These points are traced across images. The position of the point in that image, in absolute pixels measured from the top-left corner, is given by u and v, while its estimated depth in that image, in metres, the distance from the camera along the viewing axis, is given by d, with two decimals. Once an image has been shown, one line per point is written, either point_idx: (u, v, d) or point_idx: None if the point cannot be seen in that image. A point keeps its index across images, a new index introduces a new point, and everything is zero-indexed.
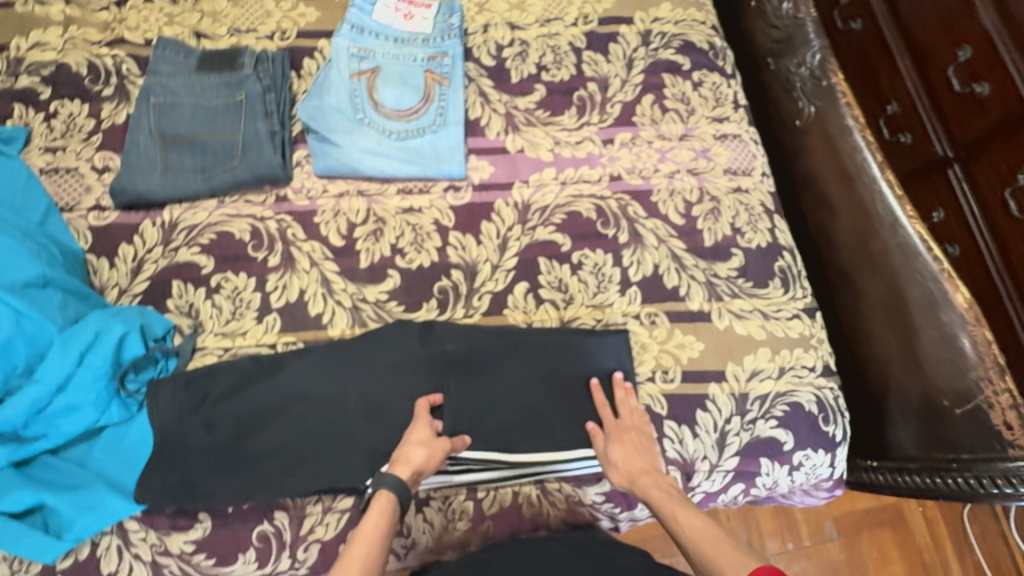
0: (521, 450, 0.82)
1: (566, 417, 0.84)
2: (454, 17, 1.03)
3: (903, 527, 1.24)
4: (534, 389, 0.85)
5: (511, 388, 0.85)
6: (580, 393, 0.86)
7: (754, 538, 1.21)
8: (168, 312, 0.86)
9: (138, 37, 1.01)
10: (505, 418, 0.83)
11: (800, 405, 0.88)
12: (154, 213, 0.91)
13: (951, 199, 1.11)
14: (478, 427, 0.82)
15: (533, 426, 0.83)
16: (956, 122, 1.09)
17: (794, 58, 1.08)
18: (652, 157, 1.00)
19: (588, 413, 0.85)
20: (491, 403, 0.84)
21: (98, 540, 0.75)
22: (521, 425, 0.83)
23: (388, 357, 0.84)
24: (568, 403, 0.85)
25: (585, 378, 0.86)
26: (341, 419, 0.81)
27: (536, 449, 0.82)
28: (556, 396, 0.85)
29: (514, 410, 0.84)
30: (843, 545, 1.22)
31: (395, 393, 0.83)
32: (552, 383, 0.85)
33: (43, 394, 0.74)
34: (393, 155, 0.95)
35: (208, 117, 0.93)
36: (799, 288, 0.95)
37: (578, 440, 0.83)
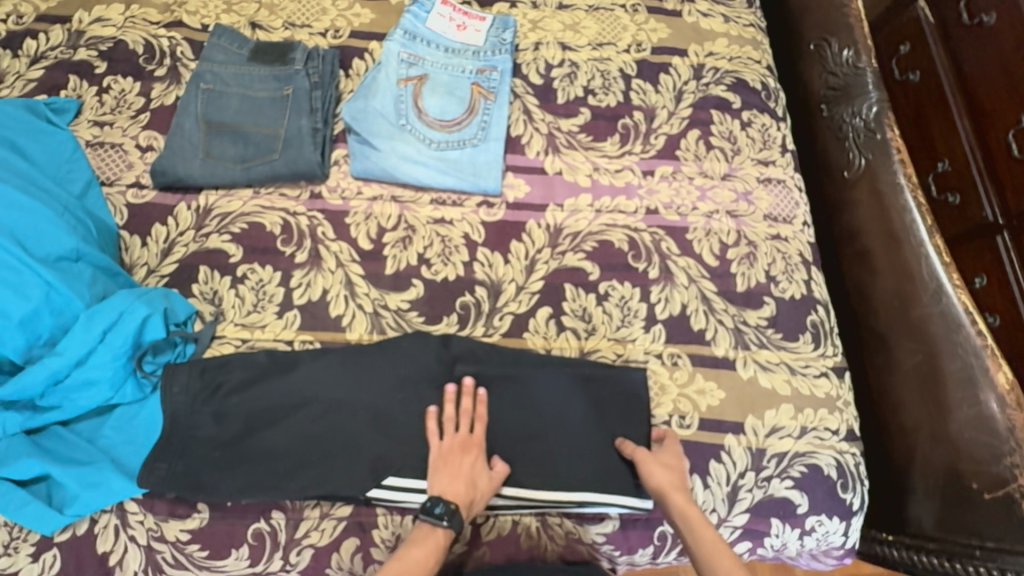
0: (524, 484, 0.80)
1: (576, 453, 0.82)
2: (507, 32, 1.02)
3: None
4: (545, 420, 0.83)
5: (521, 416, 0.83)
6: (593, 430, 0.83)
7: None
8: (192, 297, 0.87)
9: (196, 22, 1.03)
10: (513, 447, 0.81)
11: (819, 468, 0.85)
12: (191, 197, 0.92)
13: (998, 268, 1.07)
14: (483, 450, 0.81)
15: (540, 459, 0.81)
16: (1012, 191, 1.05)
17: (850, 108, 1.05)
18: (692, 195, 0.98)
19: (598, 452, 0.82)
20: (499, 428, 0.82)
21: (97, 517, 0.76)
22: (528, 457, 0.81)
23: (402, 368, 0.83)
24: (579, 439, 0.83)
25: (599, 413, 0.84)
26: (348, 426, 0.80)
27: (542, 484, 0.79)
28: (568, 429, 0.83)
29: (523, 439, 0.82)
30: None
31: (405, 406, 0.82)
32: (565, 416, 0.83)
33: (62, 368, 0.74)
34: (431, 164, 0.94)
35: (253, 108, 0.94)
36: (829, 345, 0.92)
37: (585, 480, 0.80)
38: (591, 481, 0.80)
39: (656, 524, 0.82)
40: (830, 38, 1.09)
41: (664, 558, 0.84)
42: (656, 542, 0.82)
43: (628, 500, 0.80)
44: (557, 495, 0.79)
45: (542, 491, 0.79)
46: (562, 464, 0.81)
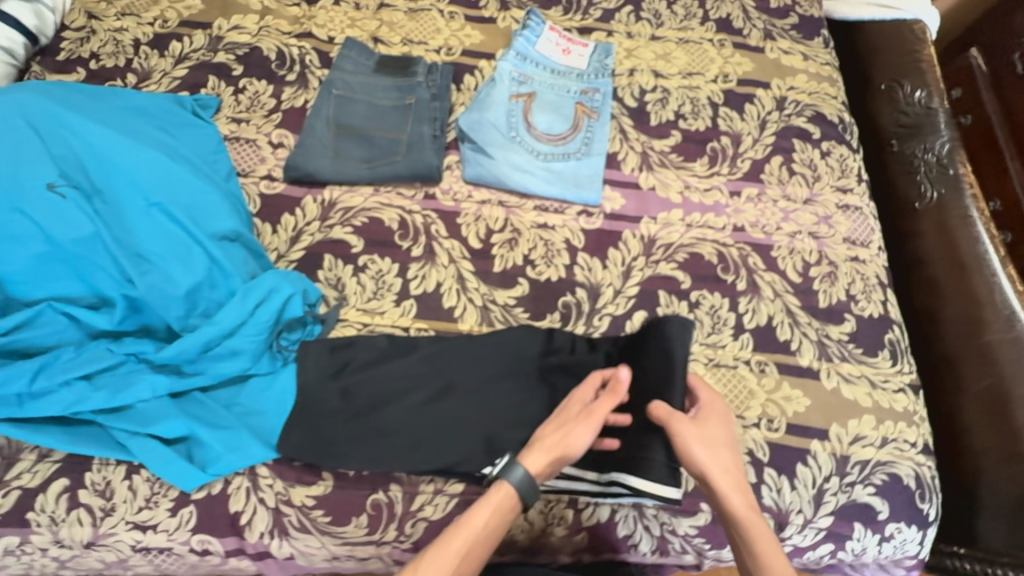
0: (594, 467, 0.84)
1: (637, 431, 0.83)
2: (609, 58, 1.12)
3: None
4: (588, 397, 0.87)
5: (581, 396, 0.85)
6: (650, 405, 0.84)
7: None
8: (319, 282, 0.94)
9: (323, 34, 1.12)
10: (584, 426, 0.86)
11: (898, 477, 0.90)
12: (316, 191, 1.00)
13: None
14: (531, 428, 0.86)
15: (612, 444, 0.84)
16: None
17: (921, 144, 1.13)
18: (776, 216, 1.05)
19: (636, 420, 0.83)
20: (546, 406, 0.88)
21: (230, 479, 0.81)
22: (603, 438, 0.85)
23: (511, 356, 0.90)
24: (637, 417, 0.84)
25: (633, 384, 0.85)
26: (463, 407, 0.86)
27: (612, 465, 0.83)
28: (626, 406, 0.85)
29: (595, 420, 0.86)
30: None
31: (513, 390, 0.88)
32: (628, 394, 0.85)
33: (216, 336, 0.80)
34: (538, 173, 1.02)
35: (378, 115, 1.03)
36: (906, 362, 0.97)
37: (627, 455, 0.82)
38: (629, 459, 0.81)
39: None
40: (902, 80, 1.18)
41: None
42: None
43: (664, 491, 0.78)
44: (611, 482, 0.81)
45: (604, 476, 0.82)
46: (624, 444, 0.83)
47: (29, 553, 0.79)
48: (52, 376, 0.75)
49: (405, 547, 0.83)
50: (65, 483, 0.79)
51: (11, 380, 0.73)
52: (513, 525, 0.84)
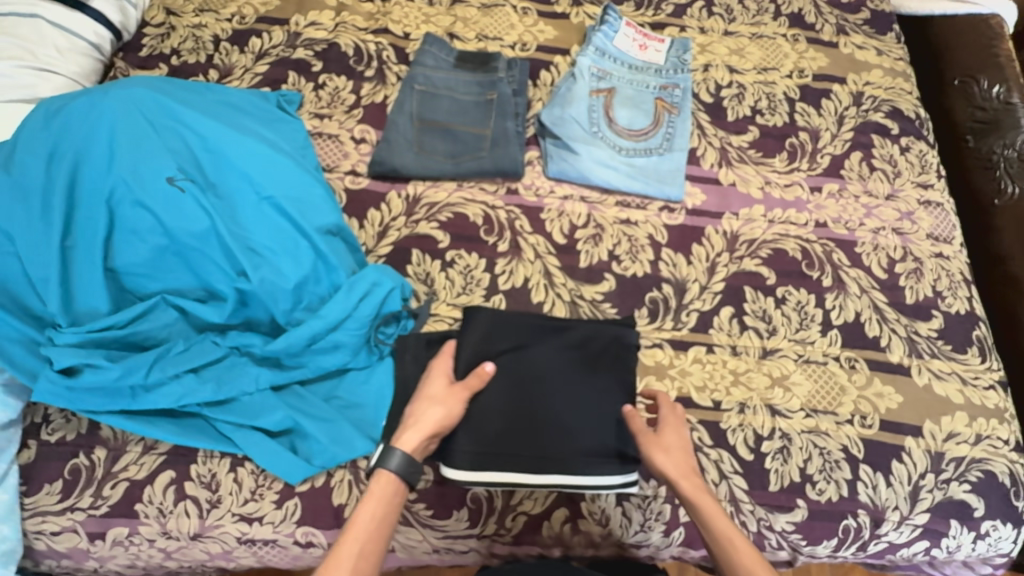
0: (535, 467, 0.80)
1: (589, 417, 0.84)
2: (687, 53, 1.11)
3: None
4: (504, 398, 0.83)
5: (488, 401, 0.82)
6: (595, 378, 0.86)
7: None
8: (408, 276, 0.94)
9: (400, 30, 1.13)
10: (534, 422, 0.82)
11: (993, 474, 0.89)
12: (400, 186, 1.00)
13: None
14: (473, 443, 0.80)
15: (544, 437, 0.82)
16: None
17: (1001, 139, 1.13)
18: (858, 212, 1.04)
19: (538, 405, 0.83)
20: (481, 415, 0.81)
21: (333, 472, 0.81)
22: (526, 434, 0.82)
23: (590, 353, 0.87)
24: (555, 397, 0.84)
25: (501, 380, 0.83)
26: (549, 404, 0.84)
27: (563, 461, 0.81)
28: (562, 392, 0.85)
29: (546, 416, 0.83)
30: None
31: (591, 389, 0.86)
32: (548, 381, 0.85)
33: (321, 329, 0.81)
34: (620, 169, 1.02)
35: (461, 110, 1.04)
36: (994, 359, 0.97)
37: (551, 447, 0.82)
38: (555, 452, 0.81)
39: (840, 517, 0.86)
40: (978, 75, 1.18)
41: (844, 552, 0.87)
42: (840, 534, 0.86)
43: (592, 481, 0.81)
44: (557, 478, 0.80)
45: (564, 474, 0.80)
46: (563, 432, 0.83)
47: (137, 545, 0.79)
48: (165, 368, 0.76)
49: (505, 539, 0.83)
50: (171, 475, 0.79)
51: (128, 372, 0.75)
52: (612, 519, 0.84)
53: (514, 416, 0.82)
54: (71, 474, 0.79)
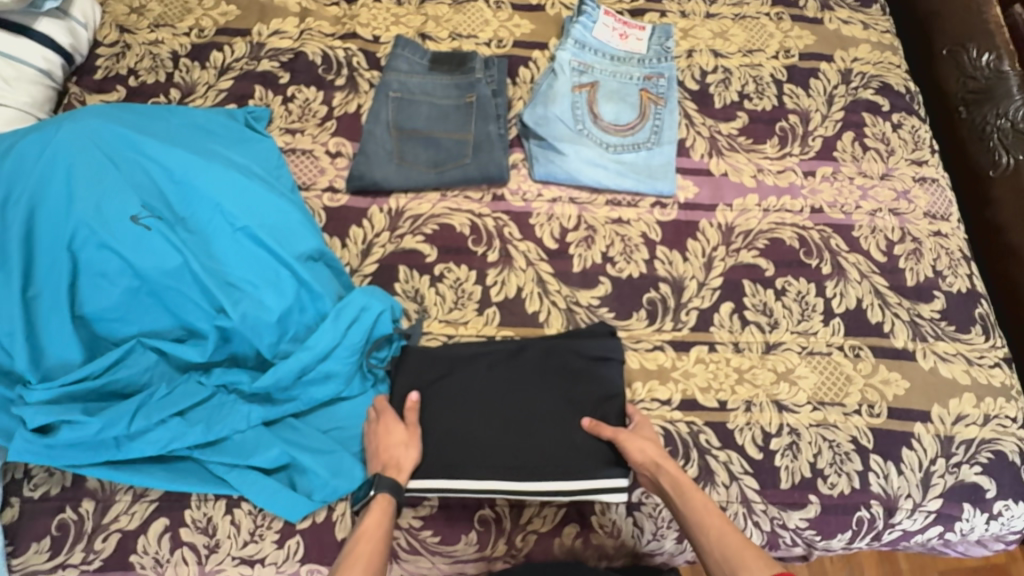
0: (493, 476, 0.78)
1: (551, 424, 0.81)
2: (670, 40, 1.07)
3: None
4: (463, 414, 0.81)
5: (440, 418, 0.81)
6: (560, 382, 0.84)
7: None
8: (397, 295, 0.91)
9: (369, 33, 1.07)
10: (492, 431, 0.80)
11: (1003, 454, 0.88)
12: (382, 200, 0.96)
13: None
14: (437, 461, 0.79)
15: (503, 447, 0.80)
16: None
17: (994, 109, 1.09)
18: (854, 194, 1.02)
19: (497, 417, 0.81)
20: (439, 433, 0.80)
21: (334, 505, 0.78)
22: (485, 444, 0.80)
23: (549, 359, 0.85)
24: (514, 405, 0.82)
25: (452, 397, 0.82)
26: (511, 414, 0.82)
27: (525, 467, 0.79)
28: (521, 398, 0.82)
29: (507, 424, 0.81)
30: None
31: (556, 394, 0.83)
32: (506, 389, 0.83)
33: (311, 360, 0.77)
34: (609, 166, 0.98)
35: (440, 115, 0.99)
36: (998, 336, 0.96)
37: (519, 457, 0.79)
38: (525, 462, 0.79)
39: (854, 509, 0.85)
40: (968, 43, 1.14)
41: (858, 543, 0.86)
42: (854, 527, 0.85)
43: (569, 485, 0.78)
44: (518, 485, 0.78)
45: (524, 481, 0.78)
46: (523, 440, 0.80)
47: None
48: (149, 415, 0.73)
49: (516, 560, 0.81)
50: (165, 522, 0.76)
51: (109, 424, 0.71)
52: (623, 531, 0.82)
53: (472, 426, 0.81)
54: (59, 530, 0.75)
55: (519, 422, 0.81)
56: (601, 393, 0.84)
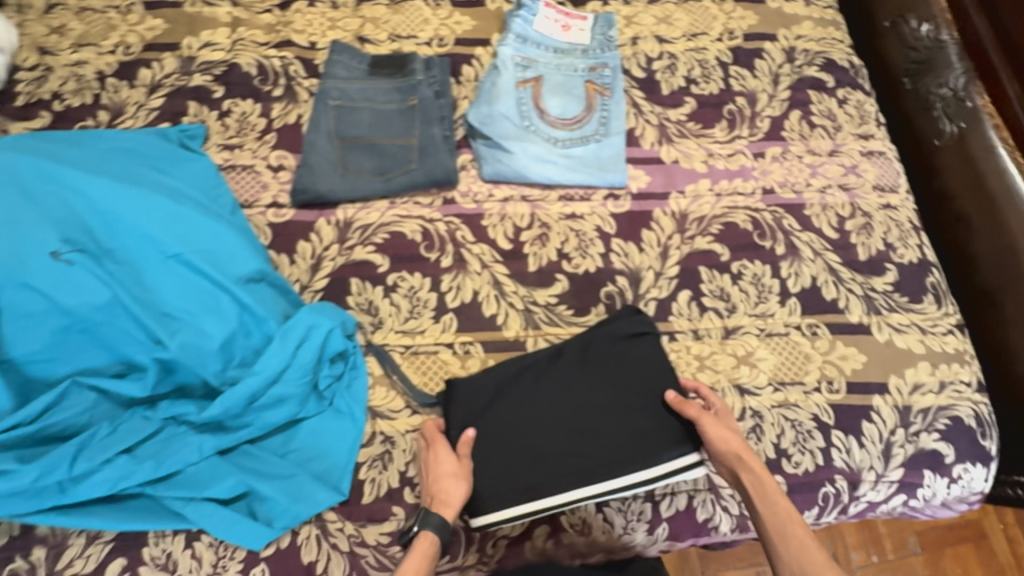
0: (573, 487, 0.76)
1: (615, 419, 0.80)
2: (612, 29, 1.06)
3: (986, 545, 1.33)
4: (523, 429, 0.80)
5: (503, 438, 0.79)
6: (609, 376, 0.83)
7: (839, 551, 1.31)
8: (350, 309, 0.89)
9: (304, 40, 1.04)
10: (557, 441, 0.79)
11: (960, 419, 0.90)
12: (329, 212, 0.93)
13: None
14: (511, 484, 0.77)
15: (576, 453, 0.78)
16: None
17: (936, 78, 1.11)
18: (803, 172, 1.02)
19: (558, 426, 0.80)
20: (504, 454, 0.78)
21: (298, 529, 0.76)
22: (557, 454, 0.78)
23: (590, 355, 0.85)
24: (574, 410, 0.81)
25: (505, 415, 0.80)
26: (570, 419, 0.80)
27: (602, 468, 0.77)
28: (577, 401, 0.81)
29: (570, 429, 0.80)
30: (926, 559, 1.31)
31: (609, 388, 0.82)
32: (559, 395, 0.82)
33: (260, 386, 0.75)
34: (559, 162, 0.97)
35: (383, 120, 0.96)
36: (950, 303, 0.97)
37: (593, 460, 0.78)
38: (604, 462, 0.78)
39: (819, 485, 0.86)
40: (907, 15, 1.16)
41: (826, 518, 0.88)
42: (820, 503, 0.86)
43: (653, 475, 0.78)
44: (605, 487, 0.77)
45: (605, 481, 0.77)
46: (593, 441, 0.79)
47: None
48: (92, 456, 0.70)
49: (488, 567, 0.81)
50: (123, 562, 0.73)
51: (48, 470, 0.68)
52: (594, 527, 0.82)
53: (534, 440, 0.79)
54: None
55: (581, 424, 0.80)
56: (650, 377, 0.83)
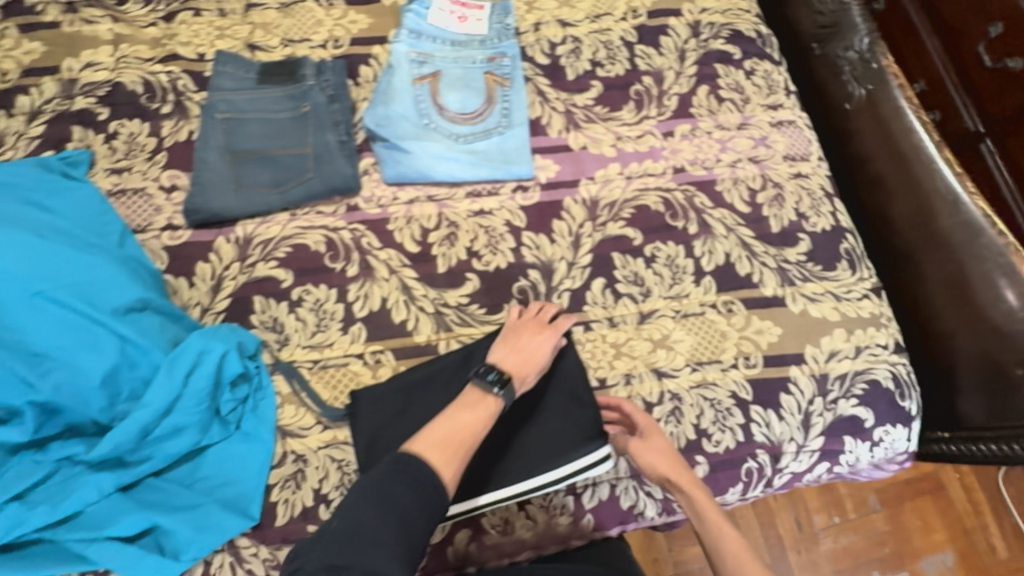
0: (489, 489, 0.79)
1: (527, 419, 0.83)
2: (509, 17, 1.03)
3: (944, 496, 1.34)
4: None
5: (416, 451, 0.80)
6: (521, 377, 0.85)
7: (802, 516, 1.30)
8: (254, 328, 0.86)
9: (192, 52, 1.00)
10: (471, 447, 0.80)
11: (878, 382, 0.91)
12: (227, 229, 0.91)
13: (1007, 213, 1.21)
14: None
15: (521, 440, 0.82)
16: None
17: (842, 42, 1.11)
18: (713, 148, 1.01)
19: None
20: None
21: (210, 558, 0.75)
22: (502, 445, 0.81)
23: None
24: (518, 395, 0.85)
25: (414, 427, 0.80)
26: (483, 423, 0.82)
27: (516, 468, 0.80)
28: None
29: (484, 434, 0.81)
30: (888, 516, 1.32)
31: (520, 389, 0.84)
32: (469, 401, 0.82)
33: (151, 418, 0.73)
34: (462, 158, 0.95)
35: (276, 130, 0.93)
36: (864, 268, 0.97)
37: (507, 461, 0.80)
38: (518, 462, 0.80)
39: (741, 462, 0.86)
40: None
41: (752, 492, 0.88)
42: (744, 478, 0.86)
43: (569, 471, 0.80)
44: (522, 487, 0.79)
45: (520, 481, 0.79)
46: (545, 417, 0.83)
47: None
48: None
49: None
50: None
51: None
52: (517, 526, 0.82)
53: None
54: None
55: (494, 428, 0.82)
56: (560, 374, 0.85)
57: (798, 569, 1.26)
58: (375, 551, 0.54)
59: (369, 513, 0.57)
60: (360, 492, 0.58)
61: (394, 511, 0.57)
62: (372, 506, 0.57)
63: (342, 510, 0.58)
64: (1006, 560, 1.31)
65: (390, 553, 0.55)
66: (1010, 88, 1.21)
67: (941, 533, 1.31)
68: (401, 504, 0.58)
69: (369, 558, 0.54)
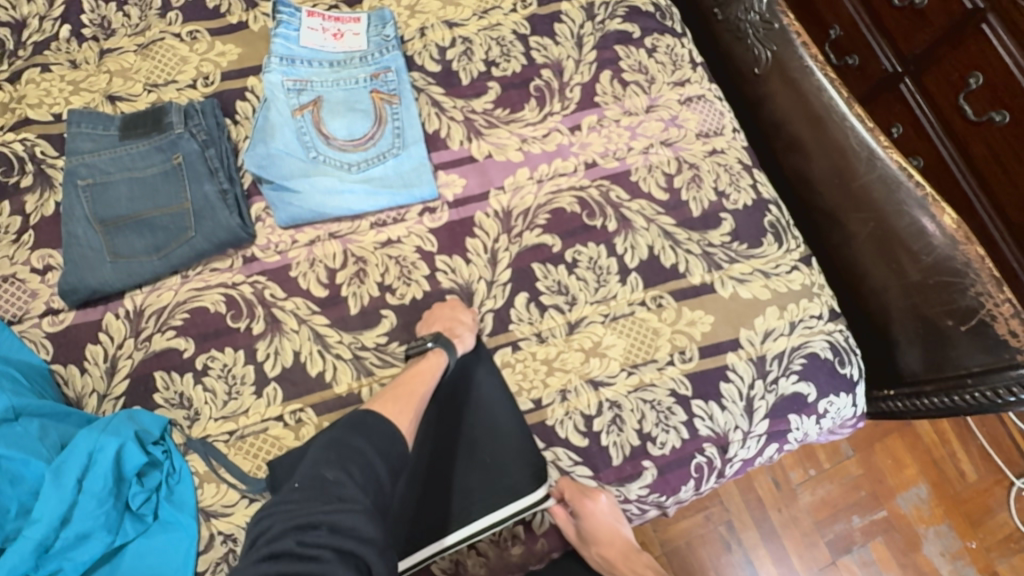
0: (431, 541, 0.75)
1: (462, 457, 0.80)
2: (388, 27, 0.96)
3: (911, 431, 1.33)
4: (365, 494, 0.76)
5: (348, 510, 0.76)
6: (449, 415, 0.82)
7: (779, 476, 1.27)
8: (159, 408, 0.80)
9: (45, 114, 0.91)
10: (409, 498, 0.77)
11: (815, 355, 0.90)
12: (115, 304, 0.84)
13: (931, 148, 1.17)
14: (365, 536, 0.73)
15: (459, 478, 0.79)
16: None
17: (741, 5, 1.06)
18: (623, 136, 0.97)
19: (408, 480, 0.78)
20: None
21: None
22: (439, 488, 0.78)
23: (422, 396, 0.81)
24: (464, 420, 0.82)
25: None
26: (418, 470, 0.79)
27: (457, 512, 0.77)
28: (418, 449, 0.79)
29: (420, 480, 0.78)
30: (860, 460, 1.30)
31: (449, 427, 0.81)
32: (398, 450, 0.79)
33: (47, 532, 0.69)
34: (358, 189, 0.89)
35: (146, 189, 0.85)
36: (791, 239, 0.95)
37: (448, 508, 0.77)
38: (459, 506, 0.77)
39: (689, 459, 0.84)
40: None
41: (706, 485, 0.86)
42: (695, 474, 0.84)
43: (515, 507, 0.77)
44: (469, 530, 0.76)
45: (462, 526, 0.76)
46: (488, 433, 0.81)
47: None
48: None
49: None
50: None
51: None
52: (470, 566, 0.79)
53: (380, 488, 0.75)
54: None
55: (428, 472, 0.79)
56: (486, 402, 0.82)
57: (781, 527, 1.24)
58: (340, 494, 0.55)
59: (329, 464, 0.58)
60: (323, 449, 0.60)
61: (355, 464, 0.59)
62: (333, 459, 0.58)
63: (304, 468, 0.58)
64: (975, 482, 1.31)
65: (355, 496, 0.56)
66: (921, 24, 1.13)
67: (912, 467, 1.31)
68: (364, 453, 0.60)
69: (330, 502, 0.54)
